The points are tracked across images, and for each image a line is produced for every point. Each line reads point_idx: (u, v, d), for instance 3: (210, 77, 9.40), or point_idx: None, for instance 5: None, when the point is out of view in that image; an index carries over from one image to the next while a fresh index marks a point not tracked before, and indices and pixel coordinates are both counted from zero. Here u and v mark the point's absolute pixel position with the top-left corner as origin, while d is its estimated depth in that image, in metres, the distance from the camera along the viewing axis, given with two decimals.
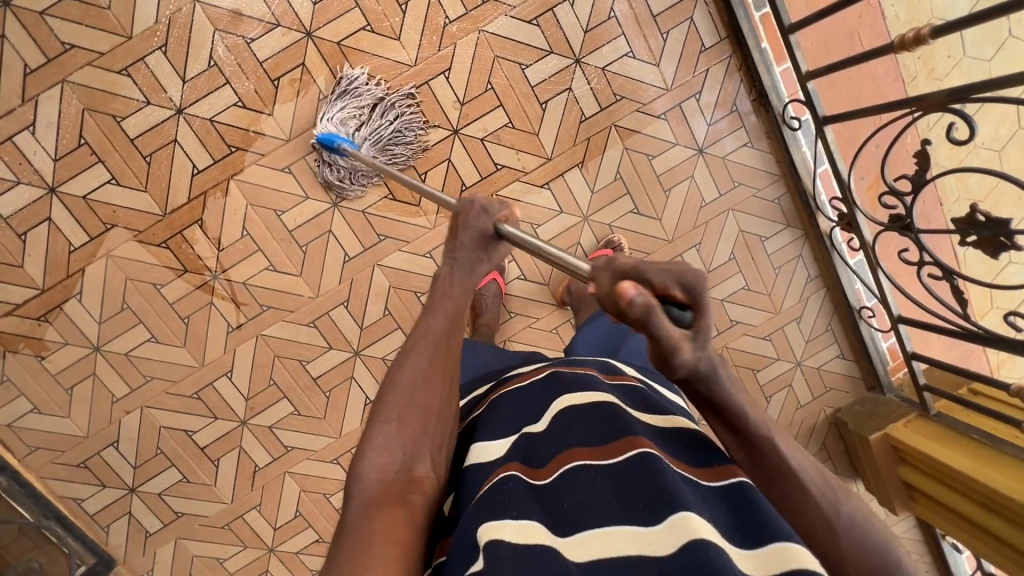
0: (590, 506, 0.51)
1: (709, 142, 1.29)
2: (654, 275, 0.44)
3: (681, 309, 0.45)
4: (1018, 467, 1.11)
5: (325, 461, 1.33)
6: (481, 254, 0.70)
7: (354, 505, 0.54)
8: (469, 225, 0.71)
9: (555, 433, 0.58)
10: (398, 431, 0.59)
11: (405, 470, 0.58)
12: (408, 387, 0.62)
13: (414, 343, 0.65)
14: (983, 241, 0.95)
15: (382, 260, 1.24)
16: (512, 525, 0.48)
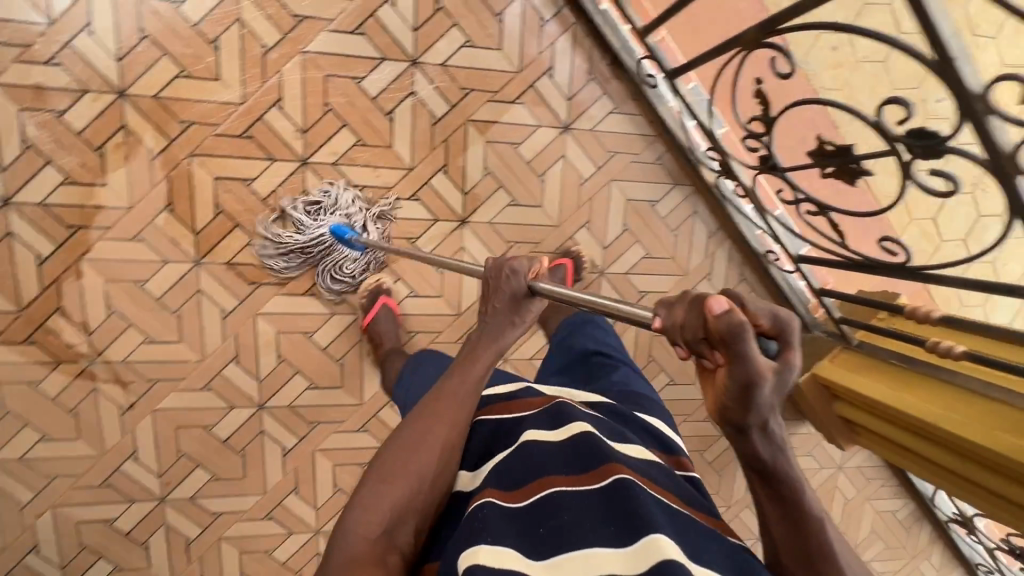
0: (568, 530, 0.55)
1: (574, 117, 1.23)
2: (748, 300, 0.42)
3: (764, 340, 0.43)
4: (934, 386, 1.08)
5: (258, 519, 1.30)
6: (515, 316, 0.71)
7: (336, 556, 0.57)
8: (501, 285, 0.71)
9: (533, 456, 0.64)
10: (387, 488, 0.61)
11: (387, 535, 0.59)
12: (412, 442, 0.63)
13: (433, 407, 0.66)
14: (840, 170, 0.90)
15: (262, 308, 1.20)
16: (489, 548, 0.52)
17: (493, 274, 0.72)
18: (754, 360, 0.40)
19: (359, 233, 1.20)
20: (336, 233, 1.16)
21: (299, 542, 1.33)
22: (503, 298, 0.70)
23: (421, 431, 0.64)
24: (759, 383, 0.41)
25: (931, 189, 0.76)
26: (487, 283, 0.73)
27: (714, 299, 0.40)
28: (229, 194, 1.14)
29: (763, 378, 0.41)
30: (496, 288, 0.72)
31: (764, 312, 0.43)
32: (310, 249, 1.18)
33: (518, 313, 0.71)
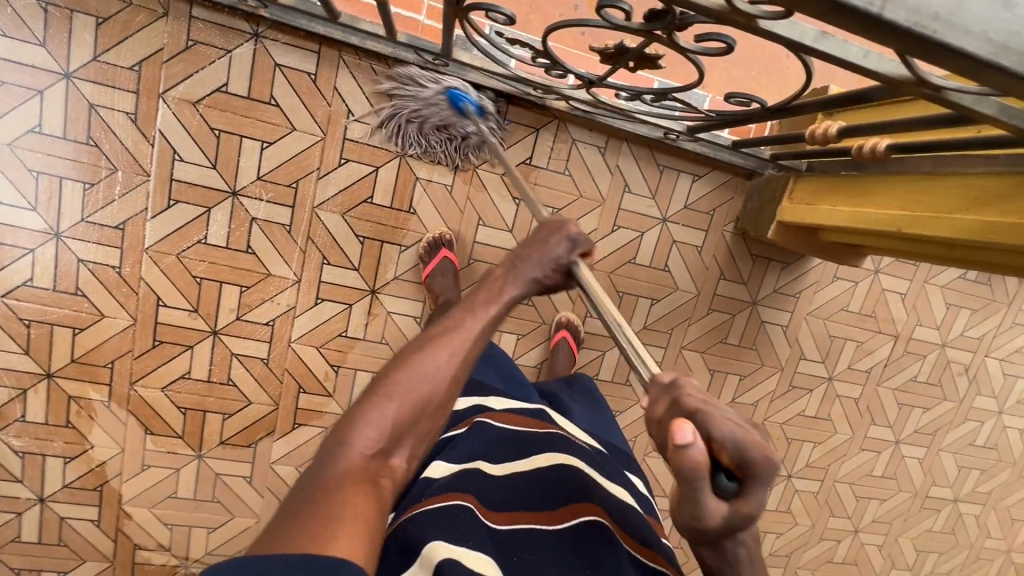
0: (537, 562, 0.62)
1: (402, 139, 1.17)
2: (716, 432, 0.47)
3: (729, 475, 0.49)
4: (894, 185, 0.94)
5: None
6: (551, 269, 0.77)
7: (319, 470, 0.54)
8: (548, 237, 0.79)
9: (521, 487, 0.70)
10: (389, 408, 0.59)
11: (382, 455, 0.57)
12: (415, 367, 0.62)
13: (448, 339, 0.65)
14: (637, 64, 0.79)
15: (271, 457, 1.31)
16: (471, 554, 0.58)
17: (549, 228, 0.80)
18: (706, 503, 0.49)
19: (299, 356, 1.26)
20: (452, 100, 1.10)
21: None
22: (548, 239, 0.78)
23: (430, 365, 0.62)
24: (707, 515, 0.50)
25: (710, 52, 0.64)
26: (540, 232, 0.80)
27: (681, 427, 0.47)
28: (181, 393, 1.23)
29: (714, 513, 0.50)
30: (544, 240, 0.79)
31: (735, 443, 0.47)
32: (453, 129, 1.15)
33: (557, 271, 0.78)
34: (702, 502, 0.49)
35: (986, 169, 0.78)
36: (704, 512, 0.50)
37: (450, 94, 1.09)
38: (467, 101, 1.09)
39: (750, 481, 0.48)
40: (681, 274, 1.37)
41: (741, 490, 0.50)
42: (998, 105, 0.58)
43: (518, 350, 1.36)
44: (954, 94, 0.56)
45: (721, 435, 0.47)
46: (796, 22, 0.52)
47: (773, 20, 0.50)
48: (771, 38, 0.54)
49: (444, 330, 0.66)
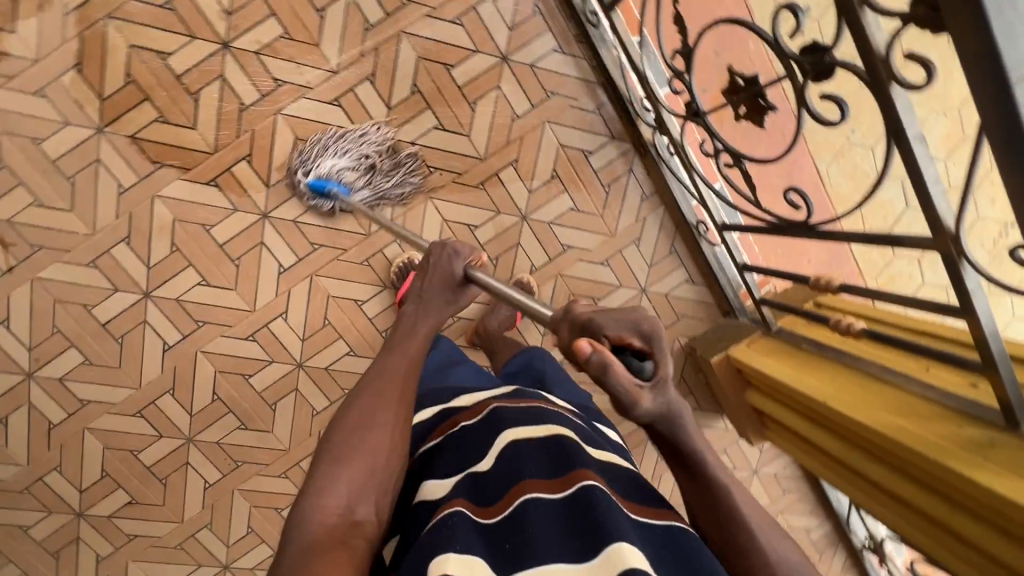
0: (534, 545, 0.48)
1: (513, 48, 1.20)
2: (609, 330, 0.52)
3: (640, 358, 0.51)
4: (838, 371, 1.01)
5: (129, 415, 1.25)
6: (449, 296, 0.74)
7: (283, 560, 0.47)
8: (439, 266, 0.75)
9: (503, 474, 0.55)
10: (342, 468, 0.53)
11: (347, 512, 0.51)
12: (354, 421, 0.57)
13: (378, 387, 0.60)
14: (750, 110, 0.86)
15: (161, 189, 1.16)
16: (458, 558, 0.45)
17: (434, 253, 0.77)
18: (619, 389, 0.49)
19: (274, 130, 1.16)
20: (314, 188, 1.15)
21: (168, 448, 1.28)
22: (435, 278, 0.74)
23: (368, 411, 0.58)
24: (632, 404, 0.50)
25: (821, 118, 0.71)
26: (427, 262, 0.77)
27: (578, 344, 0.50)
28: (142, 65, 1.10)
29: (638, 401, 0.50)
30: (435, 267, 0.75)
31: (627, 330, 0.51)
32: (376, 161, 1.18)
33: (455, 300, 0.74)
34: (622, 390, 0.49)
35: (919, 391, 0.86)
36: (629, 402, 0.50)
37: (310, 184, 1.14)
38: (330, 185, 1.14)
39: (655, 351, 0.51)
40: None
41: (655, 367, 0.51)
42: (987, 307, 0.66)
43: None
44: (966, 268, 0.64)
45: (607, 320, 0.53)
46: (913, 110, 0.59)
47: (907, 89, 0.56)
48: (886, 114, 0.60)
49: (374, 379, 0.62)
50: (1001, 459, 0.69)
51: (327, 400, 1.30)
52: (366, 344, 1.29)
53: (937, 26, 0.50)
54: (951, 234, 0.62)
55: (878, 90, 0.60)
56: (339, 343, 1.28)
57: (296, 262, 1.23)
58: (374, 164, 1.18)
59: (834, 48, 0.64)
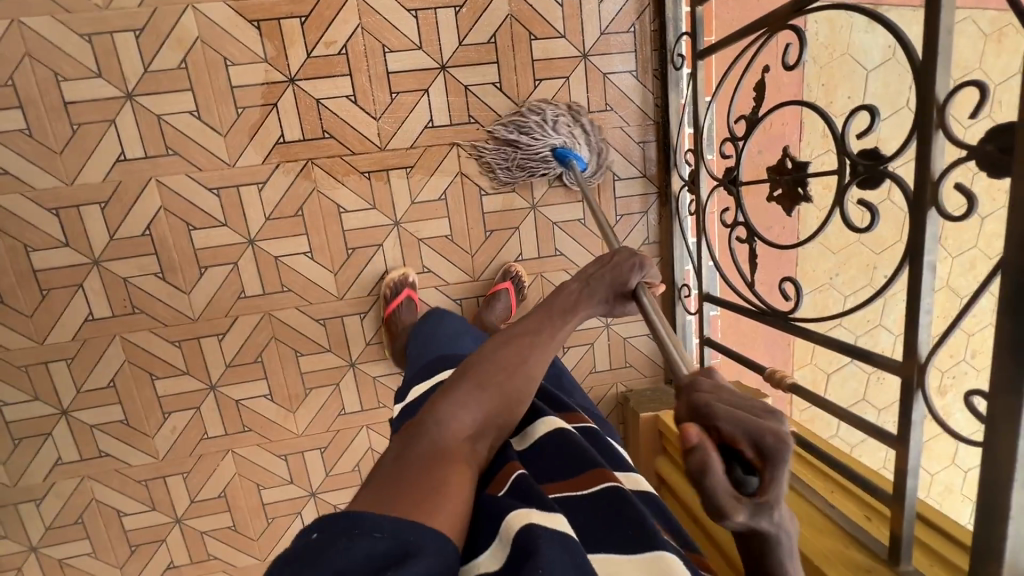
0: (579, 529, 0.57)
1: (596, 51, 1.21)
2: (724, 425, 0.46)
3: (746, 470, 0.44)
4: None
5: (41, 208, 1.11)
6: (609, 299, 0.82)
7: (423, 447, 0.58)
8: (618, 265, 0.83)
9: (540, 466, 0.66)
10: (475, 401, 0.64)
11: (473, 442, 0.63)
12: (502, 364, 0.68)
13: (520, 335, 0.72)
14: (784, 194, 0.90)
15: (199, 3, 1.07)
16: (540, 511, 0.53)
17: (618, 256, 0.84)
18: (721, 495, 0.42)
19: (342, 7, 1.11)
20: (560, 156, 1.20)
21: (67, 261, 1.14)
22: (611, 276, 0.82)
23: (522, 367, 0.69)
24: (725, 515, 0.43)
25: (850, 220, 0.76)
26: (611, 258, 0.84)
27: (686, 430, 0.45)
28: None
29: (733, 513, 0.43)
30: (614, 267, 0.83)
31: (744, 433, 0.45)
32: (529, 163, 1.21)
33: (614, 301, 0.83)
34: (721, 500, 0.42)
35: (818, 505, 0.89)
36: (720, 511, 0.43)
37: (559, 150, 1.19)
38: (572, 156, 1.19)
39: (768, 466, 0.44)
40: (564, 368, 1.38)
41: (758, 485, 0.44)
42: (919, 441, 0.70)
43: (436, 242, 1.25)
44: (919, 400, 0.68)
45: (723, 412, 0.46)
46: (935, 239, 0.63)
47: (943, 216, 0.61)
48: (913, 233, 0.65)
49: (526, 333, 0.72)
50: None
51: (260, 289, 1.21)
52: (328, 253, 1.21)
53: (999, 168, 0.54)
54: (919, 363, 0.67)
55: (915, 208, 0.64)
56: (301, 239, 1.20)
57: (299, 141, 1.15)
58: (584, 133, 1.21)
59: (891, 159, 0.68)
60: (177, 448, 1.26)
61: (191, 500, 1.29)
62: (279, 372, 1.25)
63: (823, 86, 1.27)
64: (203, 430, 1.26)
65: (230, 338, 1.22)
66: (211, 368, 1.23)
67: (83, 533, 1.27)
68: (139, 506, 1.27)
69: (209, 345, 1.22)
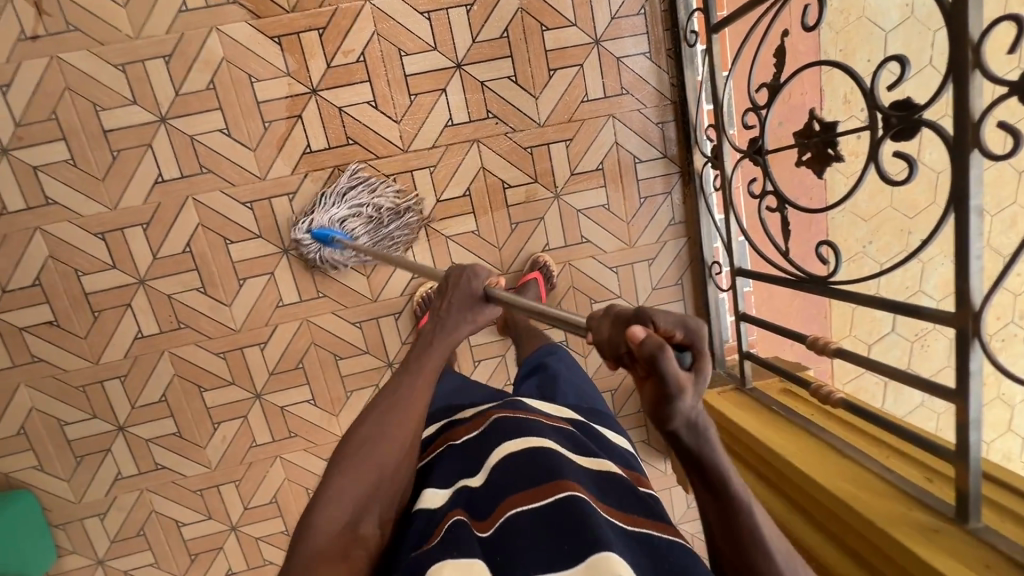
0: (522, 551, 0.57)
1: (608, 36, 1.22)
2: (659, 317, 0.44)
3: (678, 351, 0.45)
4: (799, 433, 1.03)
5: (88, 233, 1.16)
6: (469, 315, 0.80)
7: (300, 555, 0.59)
8: (460, 283, 0.82)
9: (494, 486, 0.64)
10: (349, 483, 0.63)
11: (354, 525, 0.62)
12: (361, 439, 0.66)
13: (376, 404, 0.70)
14: (813, 157, 0.89)
15: (223, 25, 1.11)
16: (450, 564, 0.54)
17: (454, 275, 0.83)
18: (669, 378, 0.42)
19: (357, 16, 1.14)
20: (317, 236, 1.16)
21: (116, 282, 1.19)
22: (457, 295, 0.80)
23: (378, 427, 0.67)
24: (677, 396, 0.42)
25: (886, 174, 0.75)
26: (447, 283, 0.83)
27: (632, 329, 0.43)
28: None
29: (682, 392, 0.43)
30: (454, 287, 0.81)
31: (673, 324, 0.45)
32: (381, 216, 1.20)
33: (472, 314, 0.80)
34: (667, 384, 0.42)
35: (875, 470, 0.87)
36: (674, 390, 0.42)
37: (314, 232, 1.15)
38: (332, 234, 1.15)
39: (695, 342, 0.44)
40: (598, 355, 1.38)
41: (695, 359, 0.44)
42: (980, 392, 0.68)
43: (463, 238, 1.27)
44: (976, 349, 0.66)
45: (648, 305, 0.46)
46: (981, 181, 0.62)
47: (985, 156, 0.60)
48: (955, 178, 0.63)
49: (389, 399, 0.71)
50: (941, 544, 0.71)
51: (297, 297, 1.24)
52: None
53: None
54: (973, 311, 0.65)
55: (956, 152, 0.63)
56: (333, 245, 1.23)
57: (325, 149, 1.18)
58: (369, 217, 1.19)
59: (925, 106, 0.67)
60: (228, 457, 1.30)
61: (245, 507, 1.33)
62: (319, 377, 1.28)
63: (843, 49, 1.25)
64: (252, 438, 1.29)
65: (271, 346, 1.26)
66: (255, 377, 1.27)
67: (145, 545, 1.31)
68: (195, 516, 1.31)
69: (253, 354, 1.26)
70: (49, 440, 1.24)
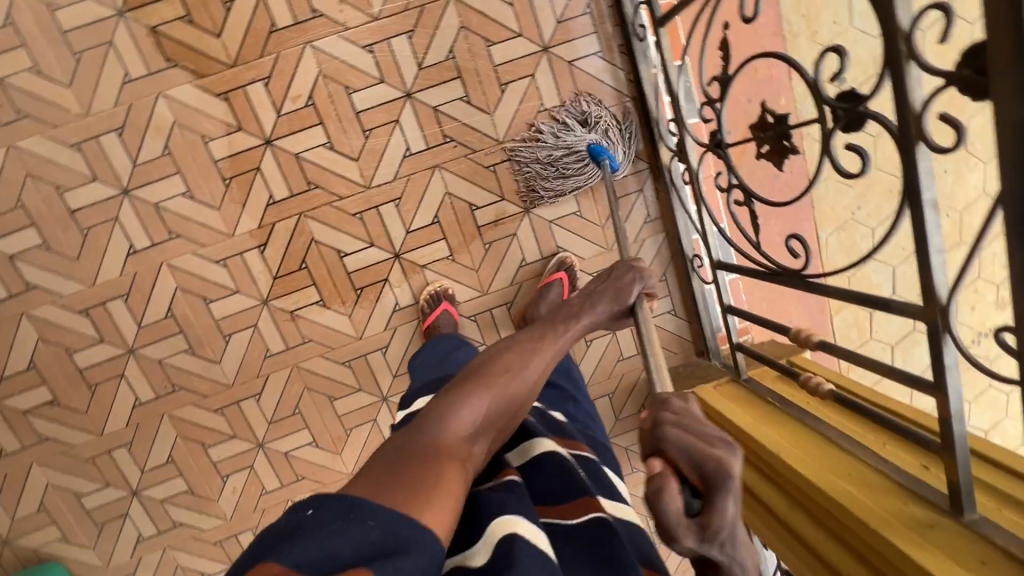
0: (565, 560, 0.55)
1: (556, 42, 1.19)
2: (670, 446, 0.46)
3: (692, 493, 0.45)
4: (793, 427, 1.00)
5: (73, 311, 1.18)
6: (613, 307, 0.77)
7: (419, 440, 0.53)
8: (617, 279, 0.80)
9: (534, 480, 0.65)
10: (481, 397, 0.59)
11: (468, 441, 0.56)
12: (506, 372, 0.61)
13: (517, 338, 0.66)
14: (771, 149, 0.86)
15: (168, 89, 1.11)
16: (528, 523, 0.53)
17: (616, 270, 0.81)
18: (672, 517, 0.42)
19: (299, 59, 1.13)
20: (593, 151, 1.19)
21: (106, 354, 1.21)
22: (612, 288, 0.78)
23: (526, 356, 0.63)
24: (676, 539, 0.42)
25: (841, 167, 0.72)
26: (612, 272, 0.81)
27: (651, 460, 0.46)
28: None
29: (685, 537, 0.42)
30: (615, 279, 0.79)
31: (690, 455, 0.45)
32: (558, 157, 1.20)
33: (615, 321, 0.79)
34: (668, 522, 0.42)
35: (871, 463, 0.85)
36: (668, 535, 0.42)
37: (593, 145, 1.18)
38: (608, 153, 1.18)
39: (712, 490, 0.44)
40: (591, 359, 1.36)
41: (704, 503, 0.44)
42: (958, 387, 0.65)
43: (439, 265, 1.26)
44: (948, 343, 0.63)
45: (676, 431, 0.47)
46: (930, 172, 0.59)
47: (931, 149, 0.57)
48: (906, 171, 0.60)
49: (530, 336, 0.66)
50: (940, 543, 0.69)
51: (284, 345, 1.25)
52: (338, 297, 1.24)
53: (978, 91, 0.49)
54: (941, 306, 0.62)
55: (903, 145, 0.60)
56: (311, 290, 1.23)
57: (288, 197, 1.18)
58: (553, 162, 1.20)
59: (868, 98, 0.64)
60: (241, 506, 1.33)
61: None
62: (317, 419, 1.30)
63: (804, 17, 1.19)
64: (261, 486, 1.32)
65: (266, 396, 1.27)
66: (255, 428, 1.29)
67: None
68: (219, 565, 1.35)
69: (249, 406, 1.28)
70: (68, 512, 1.28)
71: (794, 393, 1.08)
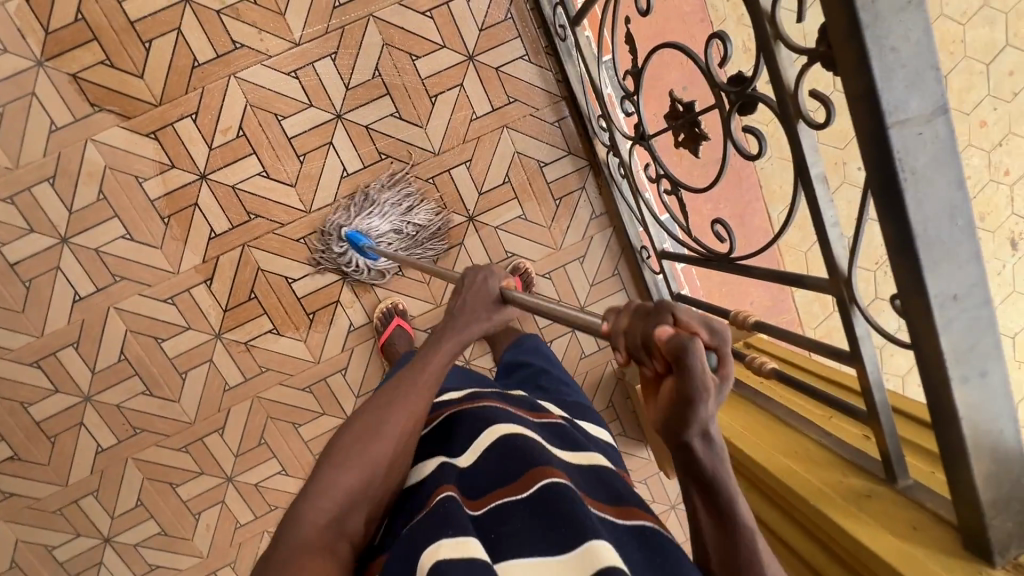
0: (519, 537, 0.51)
1: (481, 50, 1.19)
2: (680, 311, 0.40)
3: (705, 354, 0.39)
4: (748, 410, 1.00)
5: (25, 364, 1.18)
6: (485, 315, 0.73)
7: (287, 540, 0.53)
8: (475, 286, 0.75)
9: (478, 469, 0.59)
10: (341, 475, 0.57)
11: (338, 521, 0.55)
12: (361, 437, 0.60)
13: (375, 401, 0.64)
14: (685, 137, 0.87)
15: (97, 134, 1.11)
16: (450, 541, 0.48)
17: (469, 277, 0.76)
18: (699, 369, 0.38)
19: (225, 91, 1.13)
20: (351, 239, 1.18)
21: (62, 405, 1.20)
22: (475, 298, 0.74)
23: (378, 421, 0.61)
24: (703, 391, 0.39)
25: (744, 150, 0.72)
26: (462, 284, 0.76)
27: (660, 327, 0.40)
28: (94, 4, 1.07)
29: (706, 394, 0.39)
30: (471, 288, 0.75)
31: (699, 321, 0.39)
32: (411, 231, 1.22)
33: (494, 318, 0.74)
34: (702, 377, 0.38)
35: (818, 438, 0.85)
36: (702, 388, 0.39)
37: (347, 235, 1.17)
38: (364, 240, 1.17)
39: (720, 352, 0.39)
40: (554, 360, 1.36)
41: (720, 360, 0.40)
42: (873, 356, 0.66)
43: (389, 281, 1.26)
44: (856, 315, 0.64)
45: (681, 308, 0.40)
46: (815, 147, 0.60)
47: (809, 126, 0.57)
48: (794, 149, 0.61)
49: (392, 390, 0.64)
50: (876, 513, 0.69)
51: (242, 377, 1.25)
52: (291, 324, 1.24)
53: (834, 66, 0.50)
54: (844, 278, 0.63)
55: (787, 124, 0.60)
56: (262, 319, 1.23)
57: (229, 229, 1.18)
58: (409, 236, 1.22)
59: (753, 79, 0.65)
60: (217, 542, 1.32)
61: None
62: (284, 447, 1.30)
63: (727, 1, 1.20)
64: (234, 520, 1.31)
65: (230, 430, 1.27)
66: (222, 462, 1.28)
67: None
68: None
69: (214, 441, 1.27)
70: (41, 566, 1.26)
71: (749, 376, 1.09)
